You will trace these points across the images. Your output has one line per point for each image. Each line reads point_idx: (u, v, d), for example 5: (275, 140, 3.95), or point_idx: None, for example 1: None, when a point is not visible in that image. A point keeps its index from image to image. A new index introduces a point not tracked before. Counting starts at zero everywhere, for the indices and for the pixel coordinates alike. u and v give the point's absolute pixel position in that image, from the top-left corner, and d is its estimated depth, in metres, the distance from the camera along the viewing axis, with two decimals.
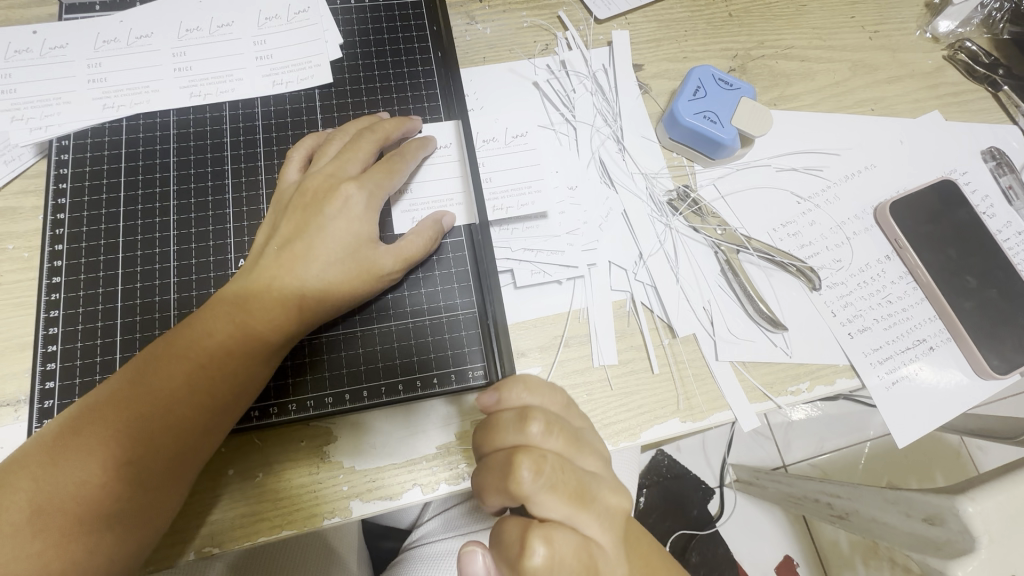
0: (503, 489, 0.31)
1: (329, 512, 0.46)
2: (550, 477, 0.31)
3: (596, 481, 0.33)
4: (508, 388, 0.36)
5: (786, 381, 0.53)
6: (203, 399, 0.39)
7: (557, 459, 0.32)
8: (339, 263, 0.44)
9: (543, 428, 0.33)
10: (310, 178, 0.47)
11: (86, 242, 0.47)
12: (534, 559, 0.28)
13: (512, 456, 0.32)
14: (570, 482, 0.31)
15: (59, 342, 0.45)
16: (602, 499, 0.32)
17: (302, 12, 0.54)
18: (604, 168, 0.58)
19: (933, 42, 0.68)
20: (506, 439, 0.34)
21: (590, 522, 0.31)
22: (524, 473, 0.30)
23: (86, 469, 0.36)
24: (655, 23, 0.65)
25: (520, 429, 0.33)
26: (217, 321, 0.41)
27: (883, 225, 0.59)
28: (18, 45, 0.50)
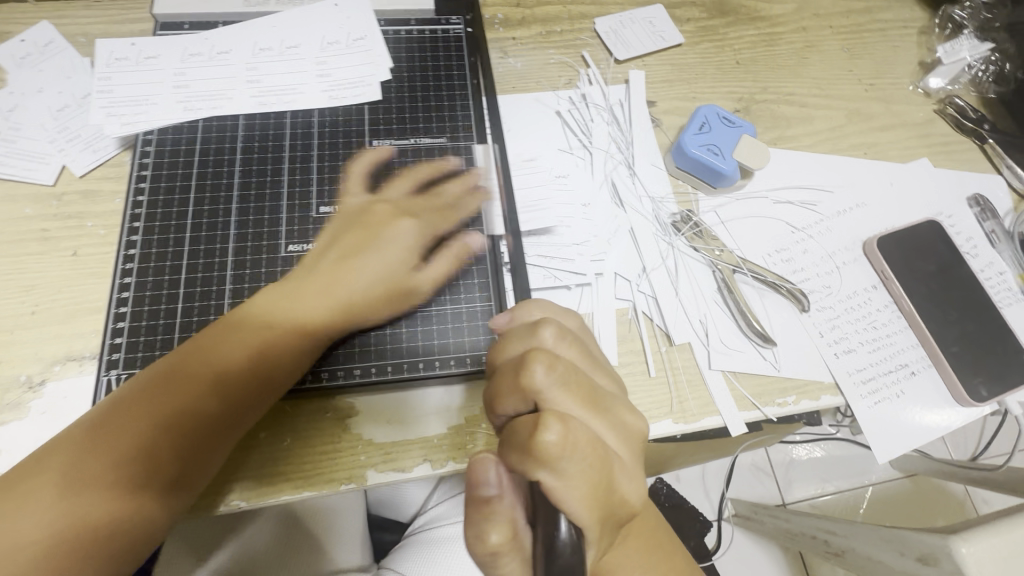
0: (517, 388, 0.34)
1: (346, 478, 0.50)
2: (560, 374, 0.34)
3: (607, 393, 0.36)
4: (524, 307, 0.43)
5: (773, 393, 0.57)
6: (233, 385, 0.44)
7: (570, 362, 0.35)
8: (381, 277, 0.51)
9: (555, 334, 0.38)
10: (377, 203, 0.55)
11: (160, 221, 0.54)
12: (547, 433, 0.30)
13: (527, 355, 0.34)
14: (583, 383, 0.34)
15: (128, 305, 0.51)
16: (615, 412, 0.35)
17: (360, 39, 0.62)
18: (615, 189, 0.64)
19: (925, 96, 0.75)
20: (523, 338, 0.38)
21: (602, 424, 0.34)
22: (537, 368, 0.33)
23: (127, 444, 0.40)
24: (668, 66, 0.72)
25: (532, 333, 0.38)
26: (246, 326, 0.47)
27: (871, 257, 0.64)
28: (118, 53, 0.58)
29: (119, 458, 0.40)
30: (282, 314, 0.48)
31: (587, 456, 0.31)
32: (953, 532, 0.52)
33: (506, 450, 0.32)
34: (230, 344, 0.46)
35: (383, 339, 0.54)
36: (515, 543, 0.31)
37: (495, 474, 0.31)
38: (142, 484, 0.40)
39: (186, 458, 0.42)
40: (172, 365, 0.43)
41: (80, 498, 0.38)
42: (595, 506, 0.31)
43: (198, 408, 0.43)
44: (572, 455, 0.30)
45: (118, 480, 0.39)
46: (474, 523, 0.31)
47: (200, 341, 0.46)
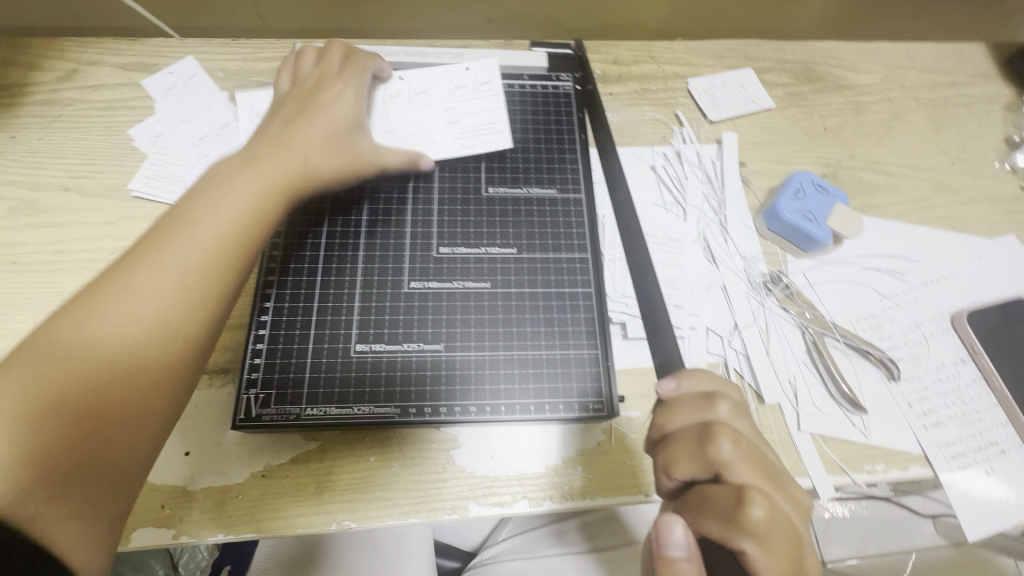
0: (701, 459, 0.37)
1: (449, 508, 0.53)
2: (748, 449, 0.36)
3: (780, 470, 0.38)
4: (690, 374, 0.42)
5: (863, 459, 0.58)
6: (143, 362, 0.42)
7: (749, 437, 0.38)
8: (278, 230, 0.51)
9: (729, 407, 0.39)
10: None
11: (296, 251, 0.59)
12: (754, 509, 0.33)
13: (714, 429, 0.37)
14: (761, 462, 0.37)
15: (267, 328, 0.55)
16: (790, 485, 0.37)
17: (486, 85, 0.67)
18: (708, 246, 0.66)
19: (1011, 173, 0.76)
20: (696, 413, 0.39)
21: (784, 497, 0.37)
22: (725, 443, 0.36)
23: (52, 435, 0.38)
24: (758, 129, 0.76)
25: (707, 407, 0.39)
26: (133, 289, 0.42)
27: (959, 330, 0.65)
28: (257, 108, 0.67)
29: (95, 438, 0.39)
30: (186, 265, 0.44)
31: (784, 531, 0.34)
32: None
33: (704, 518, 0.35)
34: (135, 296, 0.42)
35: (490, 379, 0.55)
36: None
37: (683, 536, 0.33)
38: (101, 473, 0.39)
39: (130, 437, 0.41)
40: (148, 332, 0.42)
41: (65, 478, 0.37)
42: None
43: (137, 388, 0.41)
44: (775, 530, 0.33)
45: (56, 469, 0.37)
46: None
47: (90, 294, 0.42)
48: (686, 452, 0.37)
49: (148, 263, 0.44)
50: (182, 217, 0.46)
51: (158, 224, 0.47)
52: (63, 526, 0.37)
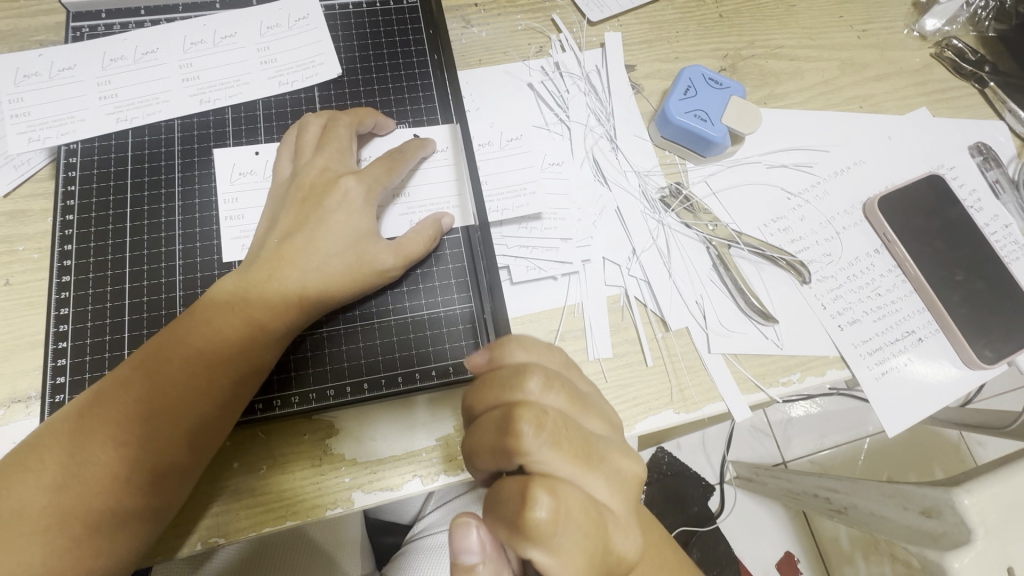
0: (502, 447, 0.32)
1: (332, 502, 0.47)
2: (552, 433, 0.31)
3: (598, 440, 0.34)
4: (502, 347, 0.37)
5: (777, 372, 0.54)
6: (142, 398, 0.40)
7: (557, 416, 0.33)
8: (341, 254, 0.45)
9: (542, 384, 0.35)
10: (304, 172, 0.48)
11: (94, 241, 0.49)
12: (538, 509, 0.29)
13: (513, 412, 0.32)
14: (572, 439, 0.32)
15: (68, 338, 0.46)
16: (605, 459, 0.33)
17: (302, 19, 0.56)
18: (598, 166, 0.59)
19: (920, 40, 0.69)
20: (505, 392, 0.35)
21: (596, 480, 0.32)
22: (525, 429, 0.31)
23: (87, 468, 0.38)
24: (647, 25, 0.66)
25: (517, 386, 0.34)
26: (266, 305, 0.43)
27: (871, 219, 0.60)
28: (26, 69, 0.51)
29: (97, 466, 0.39)
30: (274, 305, 0.43)
31: (580, 526, 0.30)
32: (955, 485, 0.52)
33: (494, 521, 0.30)
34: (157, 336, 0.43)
35: (447, 338, 0.51)
36: None
37: (477, 539, 0.32)
38: (112, 499, 0.38)
39: (148, 473, 0.40)
40: (143, 363, 0.41)
41: (70, 498, 0.38)
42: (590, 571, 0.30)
43: (141, 426, 0.40)
44: (566, 529, 0.29)
45: (73, 484, 0.38)
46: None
47: (169, 333, 0.43)
48: (488, 440, 0.33)
49: (216, 296, 0.44)
50: (264, 258, 0.45)
51: (265, 248, 0.46)
52: (79, 533, 0.38)
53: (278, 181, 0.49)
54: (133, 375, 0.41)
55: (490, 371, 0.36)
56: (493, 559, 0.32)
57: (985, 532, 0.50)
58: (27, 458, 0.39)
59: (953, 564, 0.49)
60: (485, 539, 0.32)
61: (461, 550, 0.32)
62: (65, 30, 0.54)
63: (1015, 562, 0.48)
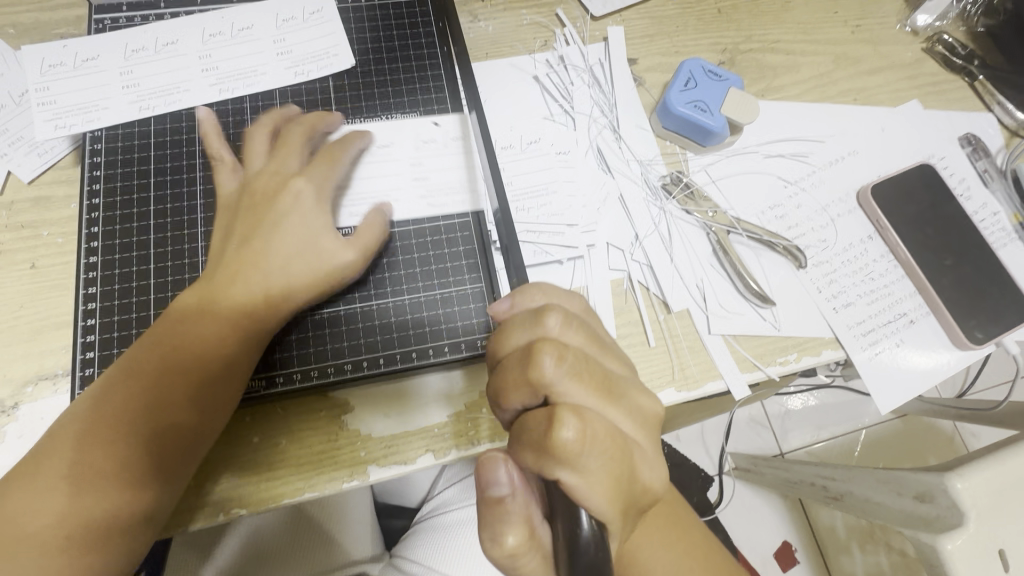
0: (526, 379, 0.34)
1: (348, 476, 0.49)
2: (572, 365, 0.34)
3: (618, 378, 0.36)
4: (524, 294, 0.41)
5: (775, 352, 0.56)
6: (153, 385, 0.42)
7: (578, 352, 0.35)
8: (300, 251, 0.47)
9: (561, 321, 0.37)
10: (255, 177, 0.50)
11: (119, 224, 0.51)
12: (565, 430, 0.31)
13: (535, 346, 0.34)
14: (591, 372, 0.34)
15: (97, 316, 0.48)
16: (624, 395, 0.35)
17: (316, 12, 0.57)
18: (602, 155, 0.61)
19: (912, 35, 0.72)
20: (531, 328, 0.37)
21: (618, 413, 0.34)
22: (546, 361, 0.33)
23: (85, 471, 0.40)
24: (648, 20, 0.68)
25: (537, 324, 0.37)
26: (243, 301, 0.45)
27: (865, 207, 0.62)
28: (51, 59, 0.53)
29: (95, 470, 0.40)
30: (266, 293, 0.46)
31: (607, 449, 0.32)
32: (949, 470, 0.55)
33: (523, 448, 0.33)
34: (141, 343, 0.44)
35: (461, 316, 0.53)
36: (534, 542, 0.32)
37: (506, 474, 0.32)
38: (136, 481, 0.41)
39: (163, 452, 0.42)
40: (150, 356, 0.43)
41: (68, 503, 0.39)
42: (615, 493, 0.32)
43: (154, 410, 0.42)
44: (591, 450, 0.31)
45: (75, 489, 0.40)
46: (490, 527, 0.32)
47: (156, 335, 0.44)
48: (510, 376, 0.35)
49: (203, 290, 0.46)
50: (240, 257, 0.47)
51: (234, 247, 0.47)
52: (86, 533, 0.39)
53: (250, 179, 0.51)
54: (139, 367, 0.43)
55: (511, 318, 0.39)
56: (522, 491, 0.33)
57: (977, 516, 0.52)
58: (21, 478, 0.40)
59: (945, 545, 0.51)
60: (514, 475, 0.33)
61: (491, 483, 0.32)
62: (87, 23, 0.56)
63: (1005, 545, 0.51)
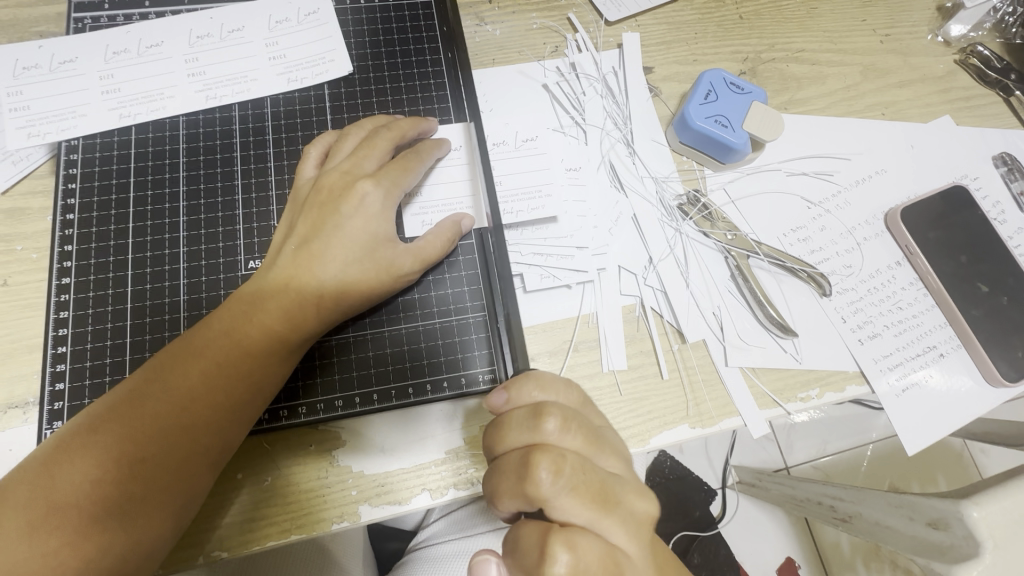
0: (522, 490, 0.32)
1: (338, 516, 0.46)
2: (571, 478, 0.31)
3: (618, 482, 0.33)
4: (519, 384, 0.37)
5: (796, 387, 0.53)
6: (159, 411, 0.38)
7: (577, 459, 0.32)
8: (358, 261, 0.43)
9: (560, 424, 0.34)
10: (325, 176, 0.46)
11: (95, 242, 0.47)
12: (555, 565, 0.29)
13: (531, 456, 0.32)
14: (590, 483, 0.32)
15: (69, 342, 0.45)
16: (626, 503, 0.32)
17: (312, 13, 0.54)
18: (614, 172, 0.57)
19: (945, 45, 0.68)
20: (525, 434, 0.34)
21: (615, 526, 0.32)
22: (542, 476, 0.31)
23: (79, 495, 0.35)
24: (665, 25, 0.64)
25: (534, 427, 0.34)
26: (279, 312, 0.42)
27: (893, 231, 0.59)
28: (26, 61, 0.49)
29: (92, 496, 0.36)
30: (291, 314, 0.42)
31: None
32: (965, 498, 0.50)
33: (513, 565, 0.31)
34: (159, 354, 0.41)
35: (461, 347, 0.50)
36: None
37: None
38: (123, 520, 0.36)
39: (155, 490, 0.37)
40: (157, 375, 0.39)
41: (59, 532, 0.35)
42: None
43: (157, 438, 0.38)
44: None
45: (63, 516, 0.35)
46: None
47: (179, 347, 0.41)
48: (507, 485, 0.33)
49: (230, 307, 0.42)
50: (281, 270, 0.43)
51: (272, 261, 0.44)
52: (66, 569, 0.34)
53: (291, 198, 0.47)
54: (146, 387, 0.39)
55: (507, 411, 0.36)
56: None
57: (994, 546, 0.47)
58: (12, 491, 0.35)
59: None
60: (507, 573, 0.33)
61: None
62: (66, 22, 0.52)
63: None
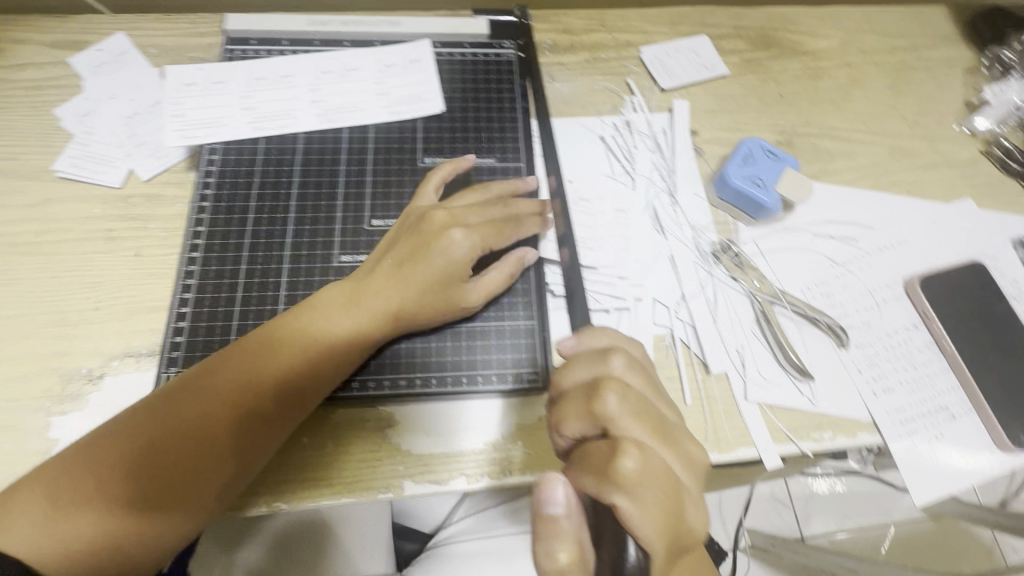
0: (590, 408, 0.40)
1: (384, 487, 0.51)
2: (631, 404, 0.40)
3: (670, 427, 0.42)
4: (589, 335, 0.47)
5: (810, 427, 0.57)
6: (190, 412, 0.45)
7: (637, 395, 0.41)
8: (425, 292, 0.51)
9: (623, 363, 0.43)
10: (433, 212, 0.55)
11: (221, 226, 0.56)
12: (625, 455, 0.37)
13: (600, 385, 0.41)
14: (650, 416, 0.41)
15: (190, 305, 0.53)
16: (678, 443, 0.41)
17: (416, 61, 0.65)
18: (656, 216, 0.65)
19: (971, 136, 0.75)
20: (593, 370, 0.43)
21: (669, 454, 0.40)
22: (610, 398, 0.40)
23: (94, 493, 0.42)
24: (712, 96, 0.74)
25: (601, 362, 0.43)
26: (304, 357, 0.49)
27: (912, 296, 0.64)
28: (187, 79, 0.61)
29: (101, 495, 0.42)
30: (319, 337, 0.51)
31: (658, 479, 0.37)
32: None
33: (581, 472, 0.38)
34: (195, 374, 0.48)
35: (511, 349, 0.56)
36: (582, 563, 0.35)
37: (564, 494, 0.36)
38: (143, 498, 0.43)
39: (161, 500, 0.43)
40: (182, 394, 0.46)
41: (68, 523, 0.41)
42: (663, 535, 0.36)
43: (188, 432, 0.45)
44: (646, 479, 0.36)
45: (75, 512, 0.41)
46: (544, 540, 0.36)
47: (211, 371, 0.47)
48: (576, 408, 0.41)
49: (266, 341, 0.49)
50: (312, 310, 0.51)
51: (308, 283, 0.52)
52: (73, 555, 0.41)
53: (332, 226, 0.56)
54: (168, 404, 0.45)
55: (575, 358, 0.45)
56: (577, 512, 0.37)
57: None
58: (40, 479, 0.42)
59: None
60: (570, 496, 0.37)
61: (550, 500, 0.36)
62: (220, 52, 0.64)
63: None
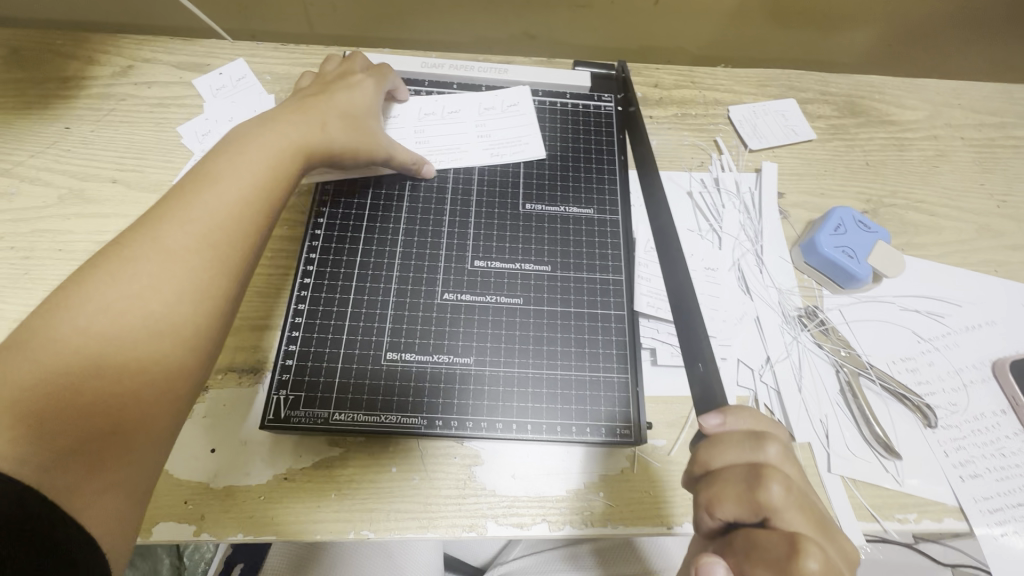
0: (750, 497, 0.37)
1: (468, 525, 0.51)
2: (796, 497, 0.37)
3: (826, 521, 0.38)
4: (735, 412, 0.42)
5: (894, 507, 0.56)
6: (142, 330, 0.38)
7: (798, 488, 0.37)
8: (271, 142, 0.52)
9: (778, 451, 0.40)
10: (315, 83, 0.62)
11: (332, 256, 0.59)
12: (810, 560, 0.32)
13: (762, 470, 0.37)
14: (813, 512, 0.37)
15: (300, 329, 0.55)
16: (839, 540, 0.37)
17: (515, 105, 0.69)
18: (743, 276, 0.65)
19: None
20: (747, 453, 0.40)
21: (834, 552, 0.36)
22: (775, 488, 0.36)
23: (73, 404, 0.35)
24: (798, 160, 0.75)
25: (755, 447, 0.40)
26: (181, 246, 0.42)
27: (1000, 379, 0.63)
28: None
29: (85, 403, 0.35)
30: (252, 264, 0.46)
31: None
32: None
33: (749, 563, 0.35)
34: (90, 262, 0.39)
35: (604, 400, 0.55)
36: None
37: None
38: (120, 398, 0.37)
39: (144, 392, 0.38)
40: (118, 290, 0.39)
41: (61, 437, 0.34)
42: None
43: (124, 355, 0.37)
44: None
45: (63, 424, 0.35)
46: None
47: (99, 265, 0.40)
48: (732, 494, 0.38)
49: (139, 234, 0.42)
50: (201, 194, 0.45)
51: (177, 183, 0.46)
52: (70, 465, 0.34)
53: (223, 143, 0.50)
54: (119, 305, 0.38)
55: (721, 436, 0.42)
56: None
57: None
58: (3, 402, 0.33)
59: None
60: None
61: None
62: None
63: None
